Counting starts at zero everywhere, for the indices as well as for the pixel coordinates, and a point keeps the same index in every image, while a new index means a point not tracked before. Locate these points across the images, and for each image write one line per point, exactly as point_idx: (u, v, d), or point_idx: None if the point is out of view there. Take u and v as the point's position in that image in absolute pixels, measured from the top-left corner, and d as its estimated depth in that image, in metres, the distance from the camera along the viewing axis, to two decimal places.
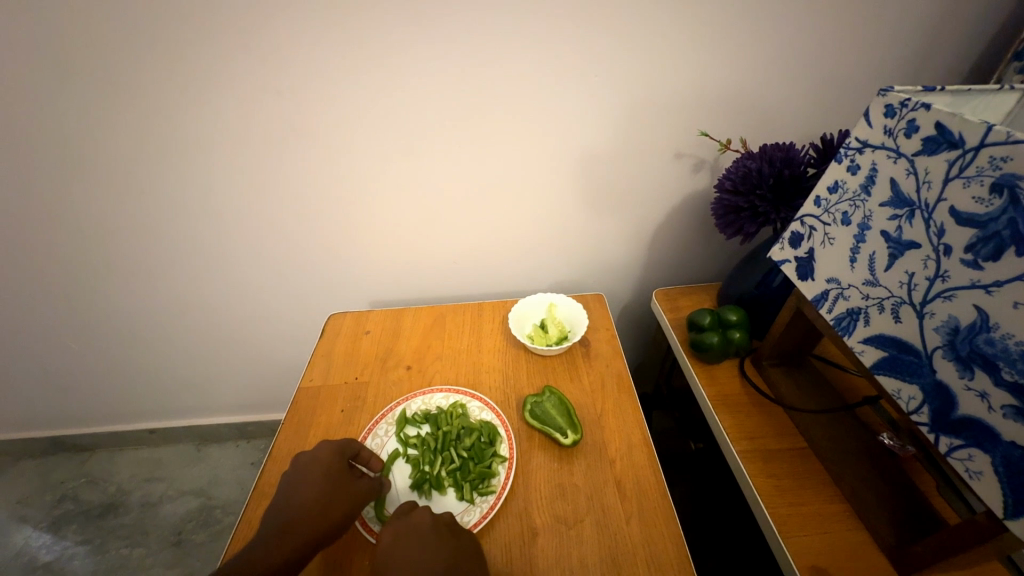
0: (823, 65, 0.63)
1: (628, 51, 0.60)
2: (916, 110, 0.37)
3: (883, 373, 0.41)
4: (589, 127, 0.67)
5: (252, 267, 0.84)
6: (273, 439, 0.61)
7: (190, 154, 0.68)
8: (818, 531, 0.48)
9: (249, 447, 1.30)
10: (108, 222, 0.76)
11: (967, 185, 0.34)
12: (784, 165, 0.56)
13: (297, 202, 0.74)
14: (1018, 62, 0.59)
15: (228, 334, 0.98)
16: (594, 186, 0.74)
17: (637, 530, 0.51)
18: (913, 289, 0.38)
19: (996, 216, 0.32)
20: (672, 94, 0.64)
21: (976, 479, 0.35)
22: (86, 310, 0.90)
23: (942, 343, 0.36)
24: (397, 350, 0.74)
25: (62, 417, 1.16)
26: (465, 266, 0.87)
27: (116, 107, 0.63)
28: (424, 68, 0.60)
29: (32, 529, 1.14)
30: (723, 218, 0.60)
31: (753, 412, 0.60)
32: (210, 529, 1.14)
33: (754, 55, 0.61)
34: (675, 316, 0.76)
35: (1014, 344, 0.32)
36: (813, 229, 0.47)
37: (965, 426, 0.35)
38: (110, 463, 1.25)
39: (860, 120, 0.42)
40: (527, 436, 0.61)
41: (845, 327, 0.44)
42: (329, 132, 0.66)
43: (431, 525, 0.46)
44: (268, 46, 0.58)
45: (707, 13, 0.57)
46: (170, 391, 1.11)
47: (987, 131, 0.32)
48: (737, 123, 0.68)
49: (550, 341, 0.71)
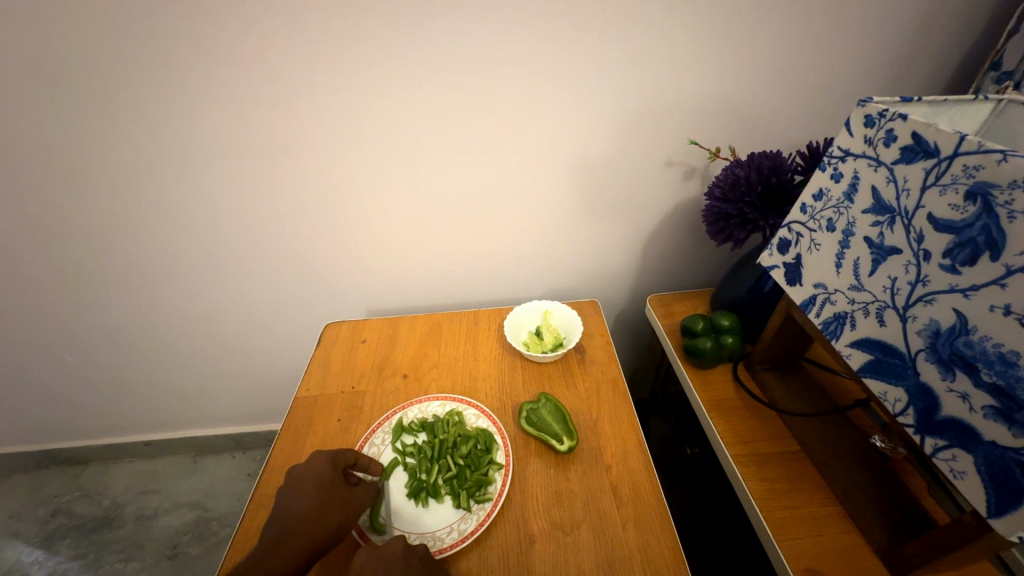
0: (807, 75, 0.65)
1: (618, 63, 0.62)
2: (893, 120, 0.38)
3: (870, 376, 0.42)
4: (581, 136, 0.68)
5: (249, 278, 0.85)
6: (270, 449, 0.61)
7: (187, 166, 0.68)
8: (812, 534, 0.48)
9: (246, 458, 1.30)
10: (104, 234, 0.76)
11: (943, 192, 0.35)
12: (771, 173, 0.57)
13: (293, 212, 0.75)
14: (994, 72, 0.61)
15: (225, 344, 0.98)
16: (587, 194, 0.76)
17: (633, 535, 0.51)
18: (896, 293, 0.39)
19: (971, 223, 0.33)
20: (661, 104, 0.66)
21: (960, 479, 0.35)
22: (81, 322, 0.90)
23: (924, 346, 0.37)
24: (393, 358, 0.74)
25: (56, 430, 1.15)
26: (461, 274, 0.87)
27: (114, 120, 0.63)
28: (419, 79, 0.61)
29: (25, 544, 1.12)
30: (713, 225, 0.61)
31: (747, 416, 0.61)
32: (206, 541, 1.13)
33: (740, 65, 0.63)
34: (669, 322, 0.77)
35: (992, 346, 0.33)
36: (800, 235, 0.48)
37: (948, 427, 0.36)
38: (104, 476, 1.24)
39: (841, 130, 0.43)
40: (524, 443, 0.61)
41: (833, 331, 0.45)
42: (326, 143, 0.66)
43: (403, 557, 0.45)
44: (265, 59, 0.58)
45: (693, 24, 0.59)
46: (166, 402, 1.11)
47: (961, 141, 0.33)
48: (725, 132, 0.70)
49: (546, 348, 0.72)
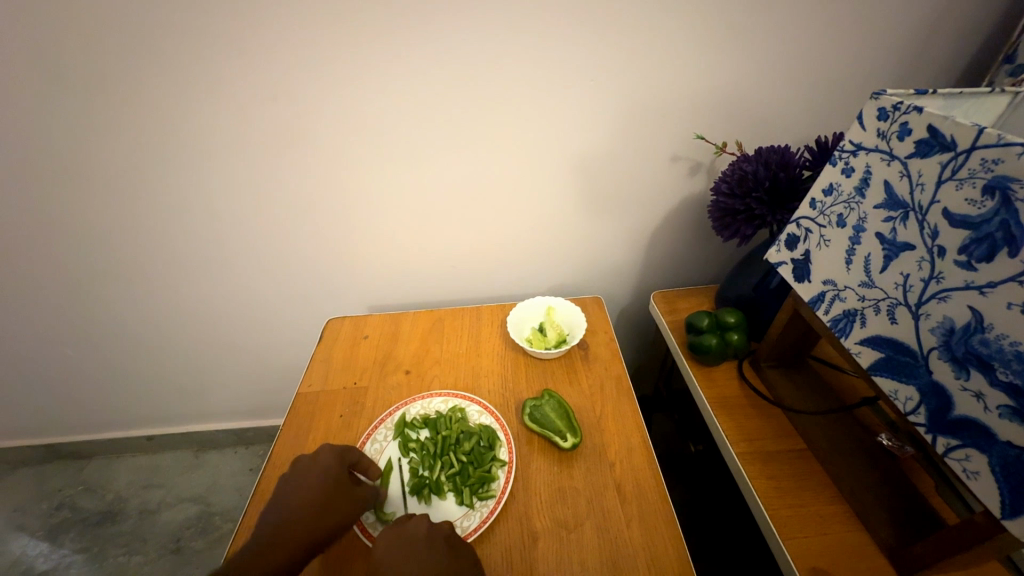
0: (816, 68, 0.64)
1: (624, 56, 0.61)
2: (908, 113, 0.37)
3: (880, 374, 0.41)
4: (586, 130, 0.67)
5: (251, 273, 0.84)
6: (273, 444, 0.61)
7: (188, 160, 0.68)
8: (818, 533, 0.48)
9: (248, 453, 1.30)
10: (105, 228, 0.76)
11: (960, 187, 0.34)
12: (779, 168, 0.56)
13: (295, 207, 0.74)
14: (1008, 66, 0.60)
15: (227, 340, 0.98)
16: (592, 189, 0.75)
17: (637, 533, 0.50)
18: (908, 290, 0.38)
19: (989, 218, 0.32)
20: (668, 98, 0.65)
21: (973, 479, 0.35)
22: (83, 317, 0.90)
23: (938, 344, 0.36)
24: (395, 355, 0.74)
25: (59, 424, 1.15)
26: (463, 270, 0.87)
27: (114, 113, 0.63)
28: (423, 73, 0.60)
29: (29, 537, 1.13)
30: (720, 221, 0.60)
31: (752, 414, 0.60)
32: (209, 535, 1.13)
33: (748, 58, 0.62)
34: (673, 319, 0.76)
35: (1009, 345, 0.32)
36: (808, 231, 0.48)
37: (962, 426, 0.35)
38: (108, 470, 1.25)
39: (853, 124, 0.42)
40: (527, 440, 0.61)
41: (842, 328, 0.44)
42: (328, 137, 0.66)
43: (427, 539, 0.45)
44: (266, 51, 0.58)
45: (702, 16, 0.58)
46: (168, 397, 1.11)
47: (979, 134, 0.33)
48: (732, 127, 0.69)
49: (549, 344, 0.71)
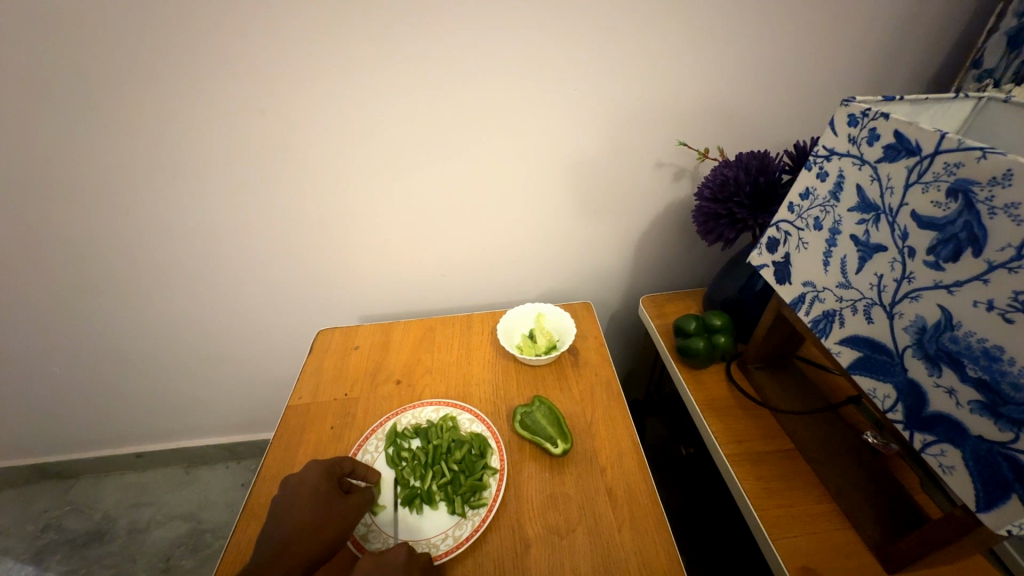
0: (792, 76, 0.66)
1: (607, 66, 0.62)
2: (875, 119, 0.39)
3: (858, 373, 0.42)
4: (572, 138, 0.69)
5: (240, 285, 0.84)
6: (262, 459, 0.60)
7: (176, 174, 0.68)
8: (805, 531, 0.49)
9: (240, 468, 1.28)
10: (91, 244, 0.75)
11: (926, 190, 0.35)
12: (759, 173, 0.58)
13: (284, 218, 0.74)
14: (976, 70, 0.62)
15: (218, 354, 0.97)
16: (580, 196, 0.76)
17: (629, 539, 0.51)
18: (882, 290, 0.39)
19: (953, 220, 0.34)
20: (651, 106, 0.66)
21: (948, 473, 0.36)
22: (70, 333, 0.89)
23: (912, 342, 0.37)
24: (386, 366, 0.74)
25: (47, 444, 1.13)
26: (454, 278, 0.87)
27: (99, 129, 0.63)
28: (408, 87, 0.61)
29: (14, 561, 1.10)
30: (703, 225, 0.61)
31: (741, 416, 0.61)
32: (200, 553, 1.12)
33: (727, 67, 0.64)
34: (662, 323, 0.77)
35: (977, 341, 0.33)
36: (788, 234, 0.49)
37: (936, 422, 0.36)
38: (96, 489, 1.22)
39: (825, 130, 0.44)
40: (518, 447, 0.61)
41: (822, 329, 0.45)
42: (316, 149, 0.66)
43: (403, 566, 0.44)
44: (253, 66, 0.58)
45: (681, 28, 0.60)
46: (159, 413, 1.09)
47: (941, 139, 0.34)
48: (714, 133, 0.70)
49: (539, 351, 0.72)
